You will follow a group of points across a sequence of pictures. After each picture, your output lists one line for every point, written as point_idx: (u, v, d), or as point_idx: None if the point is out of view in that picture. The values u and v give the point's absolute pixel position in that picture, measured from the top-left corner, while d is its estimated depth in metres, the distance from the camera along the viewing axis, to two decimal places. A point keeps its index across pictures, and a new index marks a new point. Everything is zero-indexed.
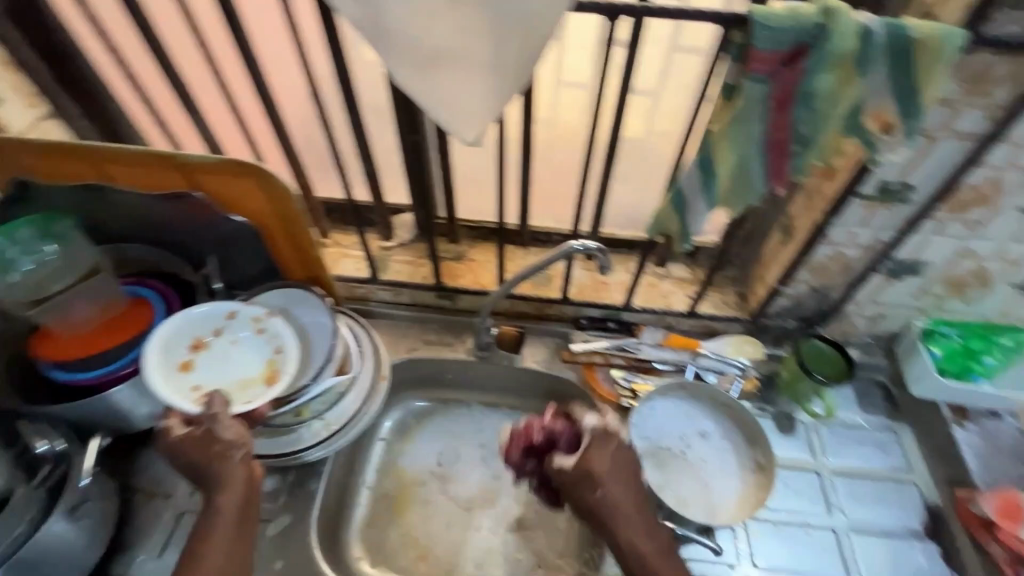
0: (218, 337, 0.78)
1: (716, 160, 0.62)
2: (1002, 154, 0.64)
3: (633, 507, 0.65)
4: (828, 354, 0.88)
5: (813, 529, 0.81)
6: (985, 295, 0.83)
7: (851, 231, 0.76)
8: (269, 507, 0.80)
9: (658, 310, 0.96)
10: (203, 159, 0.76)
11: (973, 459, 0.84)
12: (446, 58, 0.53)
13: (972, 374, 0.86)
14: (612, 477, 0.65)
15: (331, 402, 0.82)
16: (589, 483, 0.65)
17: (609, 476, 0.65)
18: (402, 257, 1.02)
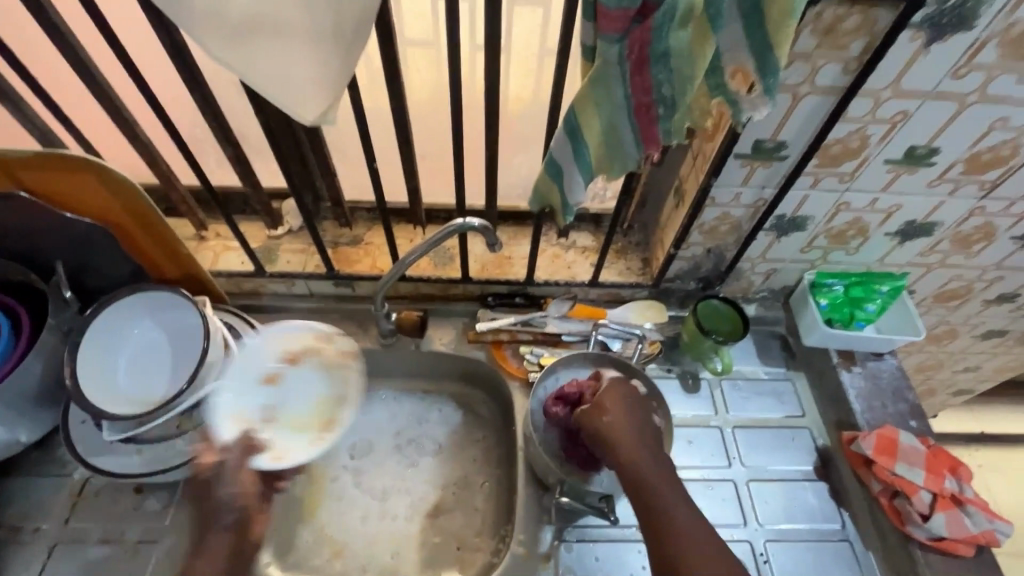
0: (286, 375, 0.84)
1: (583, 126, 0.60)
2: (864, 106, 0.64)
3: (647, 448, 0.67)
4: (728, 313, 0.91)
5: (714, 483, 0.84)
6: (864, 244, 0.86)
7: (735, 191, 0.76)
8: (155, 527, 0.75)
9: (563, 282, 0.94)
10: (18, 154, 0.66)
11: (859, 403, 0.88)
12: (261, 26, 0.47)
13: (857, 321, 0.89)
14: (624, 414, 0.70)
15: (217, 408, 0.76)
16: (602, 414, 0.70)
17: (623, 412, 0.70)
18: (292, 246, 0.94)
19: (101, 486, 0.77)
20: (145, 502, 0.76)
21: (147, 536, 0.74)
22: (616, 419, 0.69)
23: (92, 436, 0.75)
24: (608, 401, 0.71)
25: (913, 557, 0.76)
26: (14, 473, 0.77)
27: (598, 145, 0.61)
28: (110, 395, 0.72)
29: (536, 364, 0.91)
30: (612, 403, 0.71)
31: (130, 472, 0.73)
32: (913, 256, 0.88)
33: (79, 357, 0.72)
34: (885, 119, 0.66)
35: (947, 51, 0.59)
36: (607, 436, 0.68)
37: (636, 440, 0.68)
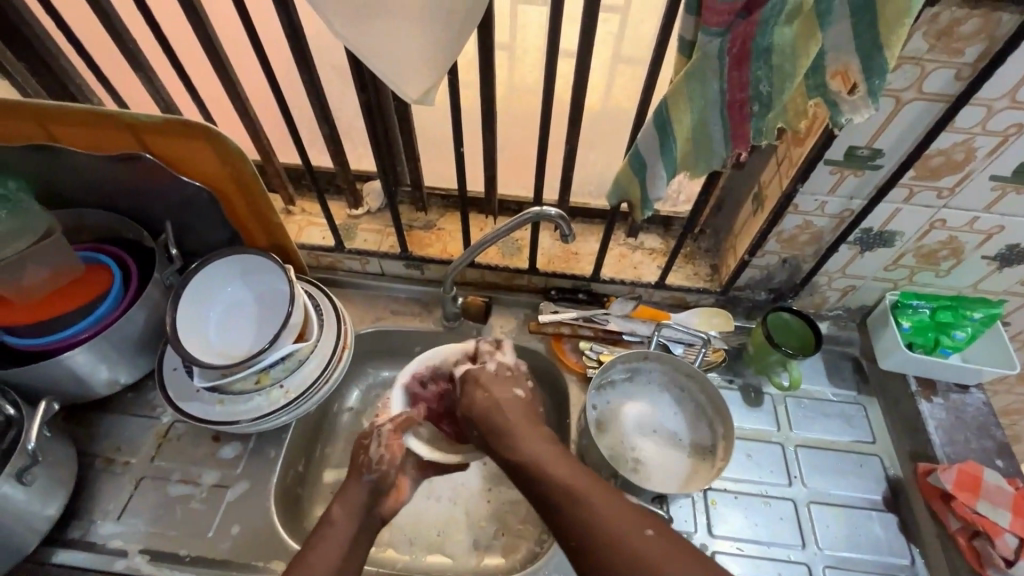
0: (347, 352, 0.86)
1: (674, 120, 0.60)
2: (974, 116, 0.61)
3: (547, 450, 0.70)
4: (798, 326, 0.88)
5: (772, 500, 0.81)
6: (957, 267, 0.81)
7: (820, 199, 0.74)
8: (228, 474, 0.80)
9: (628, 281, 0.94)
10: (145, 119, 0.72)
11: (938, 434, 0.84)
12: (382, 6, 0.50)
13: (942, 348, 0.84)
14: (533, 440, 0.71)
15: (291, 369, 0.80)
16: (494, 386, 0.77)
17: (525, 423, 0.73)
18: (369, 225, 0.99)
19: (185, 431, 0.83)
20: (221, 450, 0.82)
21: (221, 481, 0.80)
22: (484, 402, 0.75)
23: (182, 383, 0.81)
24: (474, 400, 0.76)
25: None
26: (112, 411, 0.85)
27: (687, 140, 0.61)
28: (201, 343, 0.78)
29: (595, 361, 0.90)
30: (490, 391, 0.76)
31: (210, 421, 0.78)
32: (1012, 284, 0.82)
33: (180, 306, 0.78)
34: (995, 132, 0.62)
35: None
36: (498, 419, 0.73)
37: (500, 409, 0.74)
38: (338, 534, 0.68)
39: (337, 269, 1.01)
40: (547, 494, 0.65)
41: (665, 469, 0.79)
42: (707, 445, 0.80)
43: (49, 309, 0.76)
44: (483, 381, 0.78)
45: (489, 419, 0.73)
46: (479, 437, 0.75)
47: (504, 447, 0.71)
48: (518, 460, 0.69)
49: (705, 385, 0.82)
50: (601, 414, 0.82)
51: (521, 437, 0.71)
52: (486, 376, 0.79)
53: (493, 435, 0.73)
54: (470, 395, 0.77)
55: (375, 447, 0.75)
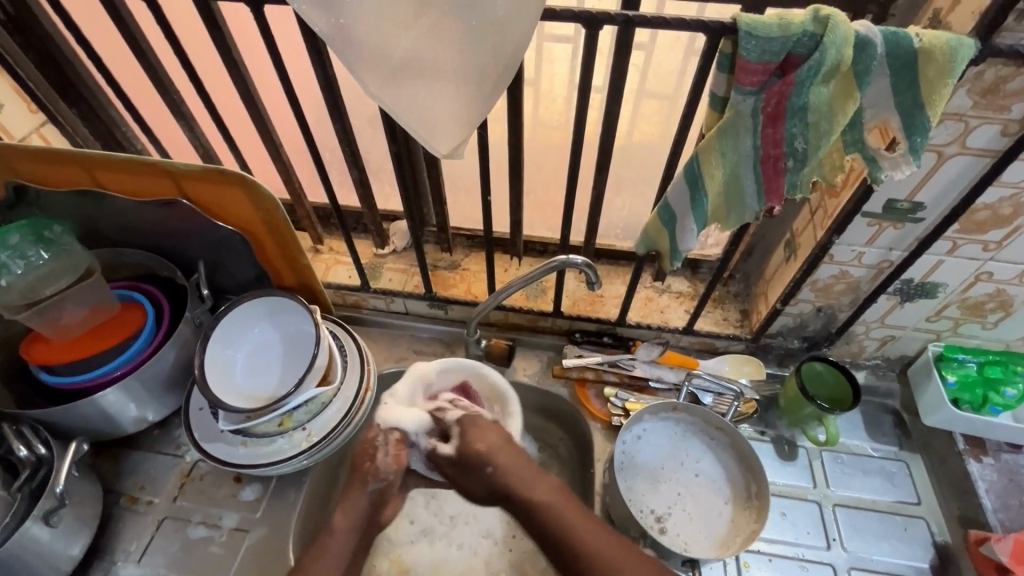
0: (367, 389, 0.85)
1: (706, 175, 0.58)
2: (1022, 171, 0.58)
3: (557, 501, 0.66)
4: (833, 375, 0.84)
5: (810, 565, 0.76)
6: (1005, 320, 0.77)
7: (857, 250, 0.71)
8: (248, 517, 0.80)
9: (654, 326, 0.92)
10: (184, 167, 0.74)
11: (990, 498, 0.79)
12: (415, 71, 0.51)
13: (992, 406, 0.79)
14: (538, 487, 0.67)
15: (315, 412, 0.80)
16: (495, 426, 0.71)
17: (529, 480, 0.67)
18: (395, 265, 1.00)
19: (207, 470, 0.83)
20: (242, 491, 0.82)
21: (241, 524, 0.79)
22: (498, 442, 0.69)
23: (208, 423, 0.81)
24: (486, 439, 0.69)
25: None
26: (138, 447, 0.86)
27: (718, 193, 0.60)
28: (227, 385, 0.78)
29: (621, 409, 0.88)
30: (493, 432, 0.70)
31: (232, 464, 0.78)
32: None
33: (209, 349, 0.78)
34: None
35: None
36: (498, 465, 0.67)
37: (509, 451, 0.69)
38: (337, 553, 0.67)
39: (362, 307, 1.02)
40: (568, 555, 0.62)
41: (701, 529, 0.75)
42: (739, 503, 0.77)
43: (84, 348, 0.79)
44: (485, 422, 0.71)
45: (502, 463, 0.67)
46: (494, 476, 0.67)
47: (515, 486, 0.67)
48: (530, 502, 0.66)
49: (734, 437, 0.79)
50: (629, 469, 0.79)
51: (532, 478, 0.67)
52: (491, 419, 0.72)
53: (502, 483, 0.67)
54: (477, 434, 0.70)
55: (382, 455, 0.70)
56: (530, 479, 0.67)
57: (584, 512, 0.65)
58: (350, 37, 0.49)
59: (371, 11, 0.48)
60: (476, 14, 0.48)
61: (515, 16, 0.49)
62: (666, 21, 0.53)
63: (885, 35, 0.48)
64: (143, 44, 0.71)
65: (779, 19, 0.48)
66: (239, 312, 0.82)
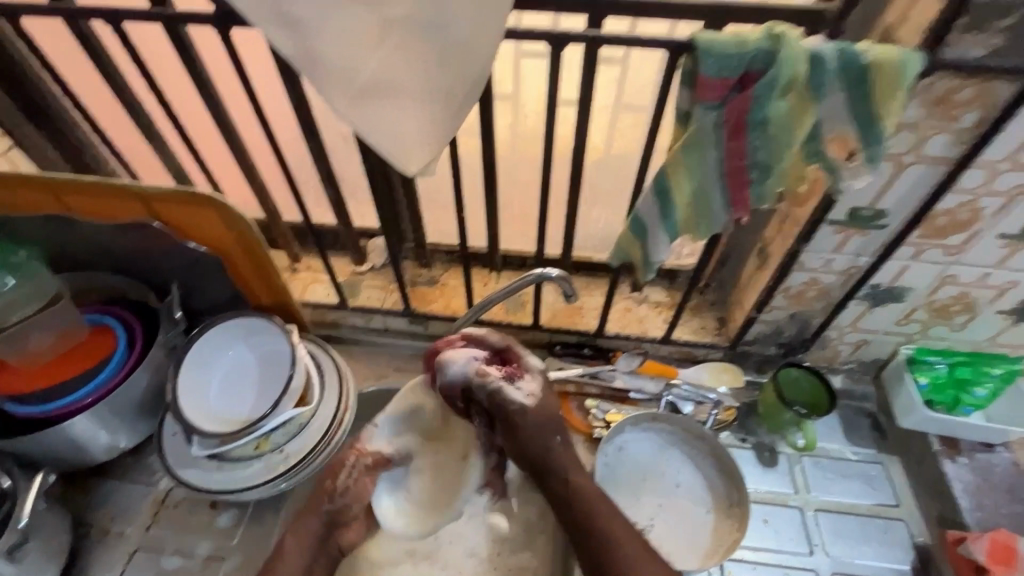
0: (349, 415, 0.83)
1: (673, 188, 0.59)
2: (976, 178, 0.60)
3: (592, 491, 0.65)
4: (809, 379, 0.85)
5: (793, 572, 0.76)
6: (971, 322, 0.79)
7: (826, 257, 0.73)
8: (224, 545, 0.77)
9: (633, 336, 0.93)
10: (155, 189, 0.74)
11: (965, 497, 0.79)
12: (382, 90, 0.51)
13: (964, 406, 0.81)
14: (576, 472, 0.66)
15: (292, 434, 0.79)
16: (562, 431, 0.68)
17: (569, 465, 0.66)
18: (373, 282, 0.99)
19: (182, 498, 0.81)
20: (218, 518, 0.79)
21: (217, 553, 0.77)
22: (536, 436, 0.66)
23: (181, 449, 0.79)
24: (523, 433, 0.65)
25: None
26: (109, 476, 0.83)
27: (686, 206, 0.61)
28: (201, 409, 0.77)
29: (602, 421, 0.88)
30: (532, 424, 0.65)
31: (206, 490, 0.77)
32: None
33: (181, 373, 0.77)
34: (1000, 193, 0.62)
35: None
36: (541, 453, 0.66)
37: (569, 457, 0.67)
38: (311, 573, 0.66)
39: (341, 326, 1.01)
40: (598, 554, 0.62)
41: (683, 541, 0.75)
42: (721, 512, 0.77)
43: (54, 374, 0.77)
44: (530, 420, 0.65)
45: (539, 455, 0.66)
46: (541, 466, 0.66)
47: (556, 478, 0.66)
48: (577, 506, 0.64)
49: (714, 446, 0.79)
50: (610, 482, 0.79)
51: (570, 466, 0.66)
52: (531, 414, 0.65)
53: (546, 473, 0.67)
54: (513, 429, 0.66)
55: (344, 477, 0.69)
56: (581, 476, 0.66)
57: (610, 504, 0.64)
58: (318, 58, 0.50)
59: (337, 32, 0.49)
60: (440, 35, 0.49)
61: (478, 37, 0.50)
62: (627, 39, 0.55)
63: (838, 51, 0.49)
64: (111, 67, 0.71)
65: (735, 37, 0.49)
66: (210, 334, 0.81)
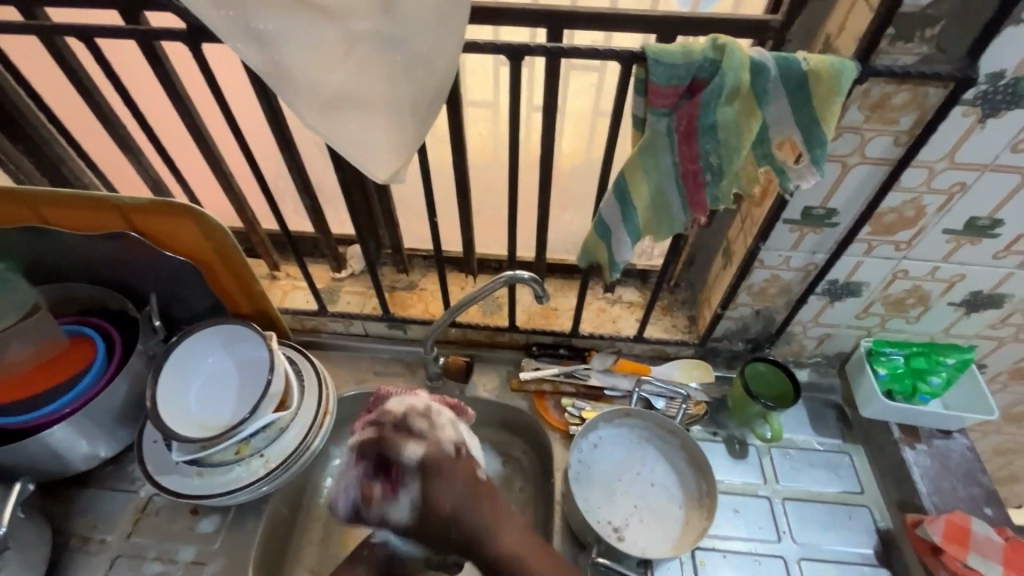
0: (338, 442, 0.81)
1: (633, 190, 0.62)
2: (917, 177, 0.64)
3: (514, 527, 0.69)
4: (774, 374, 0.88)
5: (762, 559, 0.79)
6: (925, 314, 0.83)
7: (784, 254, 0.76)
8: (205, 549, 0.78)
9: (607, 335, 0.95)
10: (132, 199, 0.75)
11: (924, 482, 0.82)
12: (348, 101, 0.53)
13: (921, 395, 0.85)
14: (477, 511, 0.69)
15: (272, 438, 0.80)
16: (462, 474, 0.70)
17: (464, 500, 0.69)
18: (352, 288, 1.01)
19: (163, 504, 0.82)
20: (199, 524, 0.80)
21: (198, 557, 0.78)
22: (454, 495, 0.69)
23: (162, 456, 0.80)
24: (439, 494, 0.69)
25: None
26: (89, 485, 0.84)
27: (646, 208, 0.64)
28: (180, 416, 0.78)
29: (578, 418, 0.90)
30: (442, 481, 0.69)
31: (188, 496, 0.78)
32: (981, 328, 0.84)
33: (161, 380, 0.78)
34: (941, 190, 0.65)
35: (1004, 127, 0.58)
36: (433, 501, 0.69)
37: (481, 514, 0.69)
38: None
39: (321, 331, 1.02)
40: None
41: (655, 531, 0.77)
42: (692, 503, 0.79)
43: (31, 385, 0.78)
44: (446, 472, 0.70)
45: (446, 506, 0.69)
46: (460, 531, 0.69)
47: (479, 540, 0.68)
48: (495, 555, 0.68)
49: (685, 440, 0.82)
50: (584, 477, 0.81)
51: (480, 502, 0.70)
52: (447, 461, 0.71)
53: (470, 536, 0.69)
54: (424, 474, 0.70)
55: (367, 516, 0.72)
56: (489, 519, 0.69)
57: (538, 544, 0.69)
58: (285, 71, 0.52)
59: (302, 48, 0.51)
60: (402, 49, 0.51)
61: (439, 51, 0.52)
62: (583, 50, 0.58)
63: (778, 60, 0.53)
64: (86, 81, 0.72)
65: (682, 48, 0.52)
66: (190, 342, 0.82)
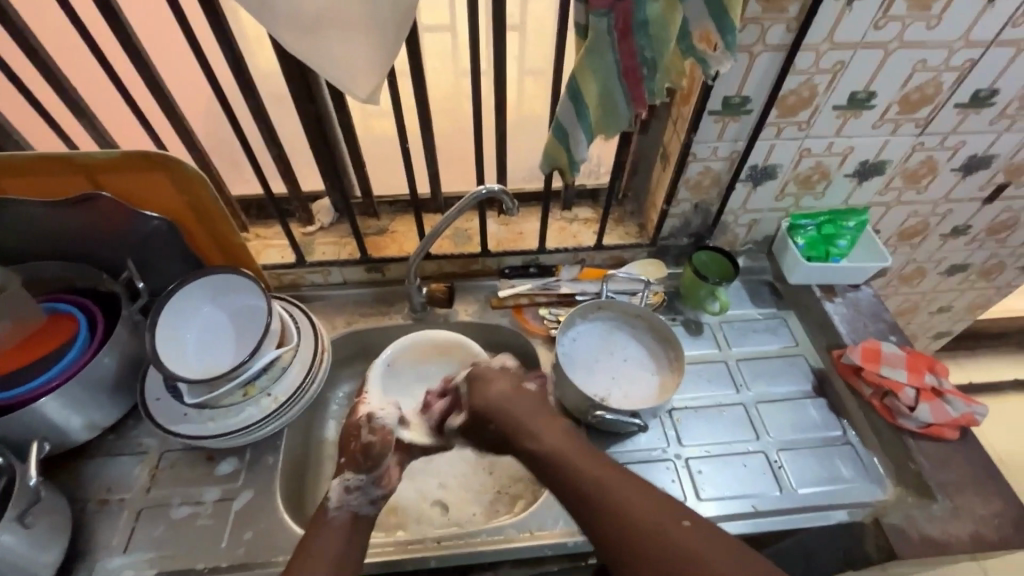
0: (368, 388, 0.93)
1: (584, 90, 0.72)
2: (808, 59, 0.78)
3: (563, 441, 0.74)
4: (717, 260, 1.02)
5: (726, 408, 0.93)
6: (828, 188, 0.99)
7: (712, 145, 0.89)
8: (230, 487, 0.81)
9: (571, 248, 1.06)
10: (100, 156, 0.75)
11: (843, 325, 0.99)
12: (325, 22, 0.58)
13: (833, 256, 1.01)
14: (544, 431, 0.76)
15: (277, 376, 0.85)
16: (525, 414, 0.79)
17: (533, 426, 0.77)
18: (326, 239, 1.05)
19: (177, 457, 0.84)
20: (218, 467, 0.83)
21: (224, 495, 0.81)
22: (500, 395, 0.81)
23: (168, 409, 0.82)
24: (490, 393, 0.82)
25: (908, 447, 0.83)
26: (93, 455, 0.84)
27: (596, 106, 0.73)
28: (182, 365, 0.81)
29: (556, 322, 1.01)
30: (500, 384, 0.83)
31: (203, 439, 0.81)
32: (872, 195, 1.02)
33: (157, 331, 0.80)
34: (827, 69, 0.80)
35: (867, 6, 0.72)
36: (512, 413, 0.79)
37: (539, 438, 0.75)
38: (337, 527, 0.74)
39: (301, 286, 1.06)
40: (590, 505, 0.66)
41: (637, 396, 0.89)
42: (663, 370, 0.92)
43: (19, 359, 0.77)
44: (491, 380, 0.84)
45: (504, 409, 0.79)
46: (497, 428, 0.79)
47: (520, 438, 0.76)
48: (539, 452, 0.74)
49: (650, 319, 0.95)
50: (570, 363, 0.91)
51: (538, 426, 0.77)
52: (491, 373, 0.85)
53: (510, 429, 0.78)
54: (485, 390, 0.83)
55: (365, 432, 0.82)
56: (555, 436, 0.75)
57: (603, 462, 0.70)
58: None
59: None
60: None
61: None
62: None
63: None
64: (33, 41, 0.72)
65: None
66: (180, 291, 0.83)
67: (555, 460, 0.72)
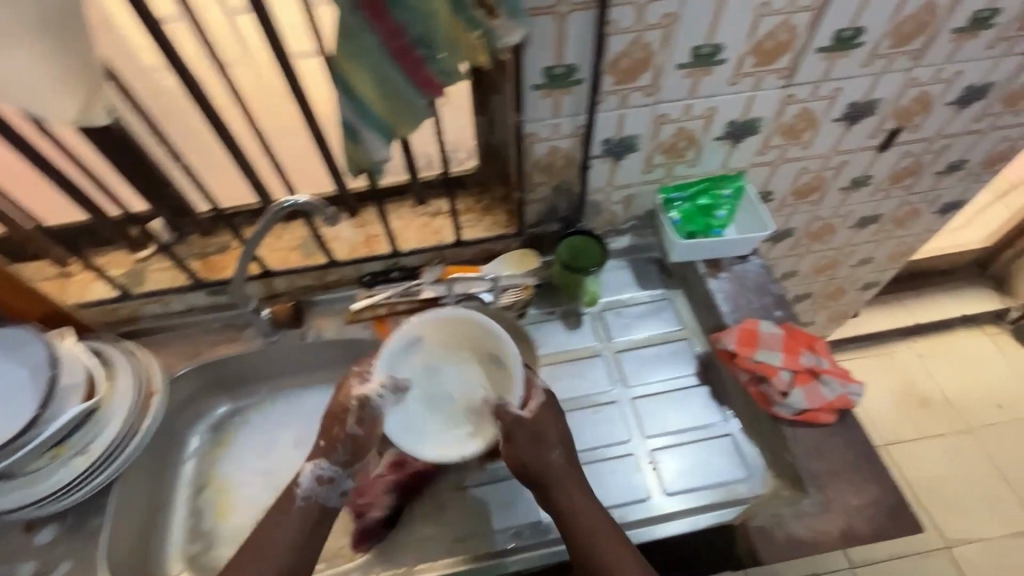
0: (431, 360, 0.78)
1: (354, 82, 0.61)
2: (629, 15, 0.67)
3: (602, 523, 0.70)
4: (590, 245, 0.93)
5: (600, 408, 0.86)
6: (701, 154, 0.89)
7: (550, 123, 0.78)
8: (48, 558, 0.75)
9: (432, 247, 0.96)
10: None
11: (725, 303, 0.91)
12: None
13: (713, 228, 0.93)
14: (587, 507, 0.71)
15: (92, 432, 0.77)
16: (557, 484, 0.72)
17: (575, 490, 0.72)
18: (160, 265, 0.95)
19: None
20: (37, 536, 0.77)
21: (41, 568, 0.74)
22: (536, 464, 0.72)
23: None
24: (534, 451, 0.72)
25: (783, 437, 0.77)
26: None
27: (379, 99, 0.63)
28: None
29: None
30: (547, 448, 0.73)
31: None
32: (751, 156, 0.92)
33: None
34: (657, 24, 0.69)
35: None
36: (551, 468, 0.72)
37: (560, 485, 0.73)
38: (297, 521, 0.72)
39: (139, 318, 0.95)
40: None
41: None
42: None
43: None
44: (530, 436, 0.72)
45: (545, 463, 0.72)
46: (541, 491, 0.72)
47: (561, 514, 0.71)
48: (571, 535, 0.70)
49: (505, 318, 0.86)
50: None
51: (578, 494, 0.72)
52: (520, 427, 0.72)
53: (547, 502, 0.72)
54: (517, 448, 0.72)
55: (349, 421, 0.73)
56: (592, 507, 0.71)
57: (632, 553, 0.69)
58: None
59: None
60: None
61: None
62: None
63: None
64: None
65: None
66: None
67: (586, 544, 0.69)
